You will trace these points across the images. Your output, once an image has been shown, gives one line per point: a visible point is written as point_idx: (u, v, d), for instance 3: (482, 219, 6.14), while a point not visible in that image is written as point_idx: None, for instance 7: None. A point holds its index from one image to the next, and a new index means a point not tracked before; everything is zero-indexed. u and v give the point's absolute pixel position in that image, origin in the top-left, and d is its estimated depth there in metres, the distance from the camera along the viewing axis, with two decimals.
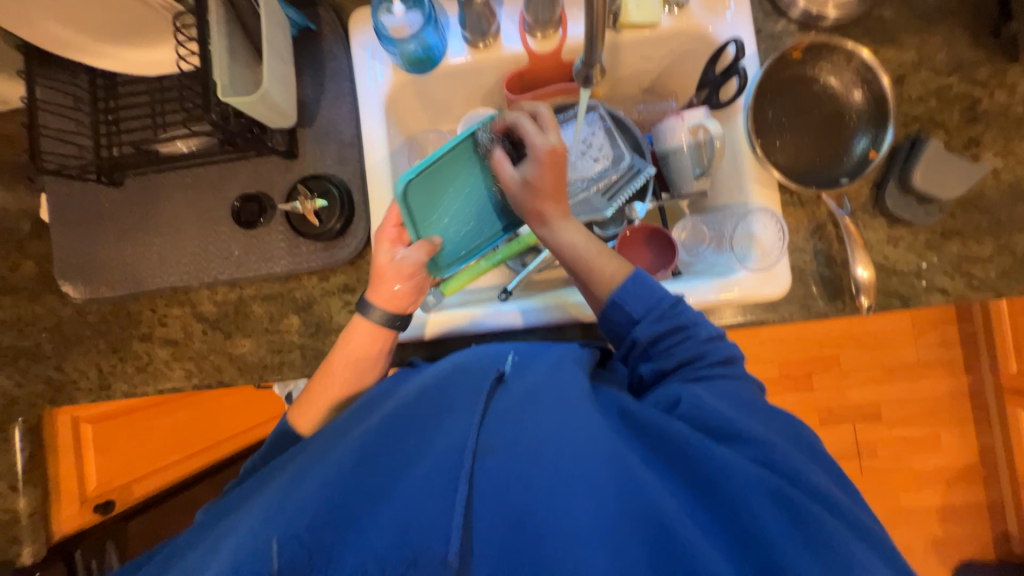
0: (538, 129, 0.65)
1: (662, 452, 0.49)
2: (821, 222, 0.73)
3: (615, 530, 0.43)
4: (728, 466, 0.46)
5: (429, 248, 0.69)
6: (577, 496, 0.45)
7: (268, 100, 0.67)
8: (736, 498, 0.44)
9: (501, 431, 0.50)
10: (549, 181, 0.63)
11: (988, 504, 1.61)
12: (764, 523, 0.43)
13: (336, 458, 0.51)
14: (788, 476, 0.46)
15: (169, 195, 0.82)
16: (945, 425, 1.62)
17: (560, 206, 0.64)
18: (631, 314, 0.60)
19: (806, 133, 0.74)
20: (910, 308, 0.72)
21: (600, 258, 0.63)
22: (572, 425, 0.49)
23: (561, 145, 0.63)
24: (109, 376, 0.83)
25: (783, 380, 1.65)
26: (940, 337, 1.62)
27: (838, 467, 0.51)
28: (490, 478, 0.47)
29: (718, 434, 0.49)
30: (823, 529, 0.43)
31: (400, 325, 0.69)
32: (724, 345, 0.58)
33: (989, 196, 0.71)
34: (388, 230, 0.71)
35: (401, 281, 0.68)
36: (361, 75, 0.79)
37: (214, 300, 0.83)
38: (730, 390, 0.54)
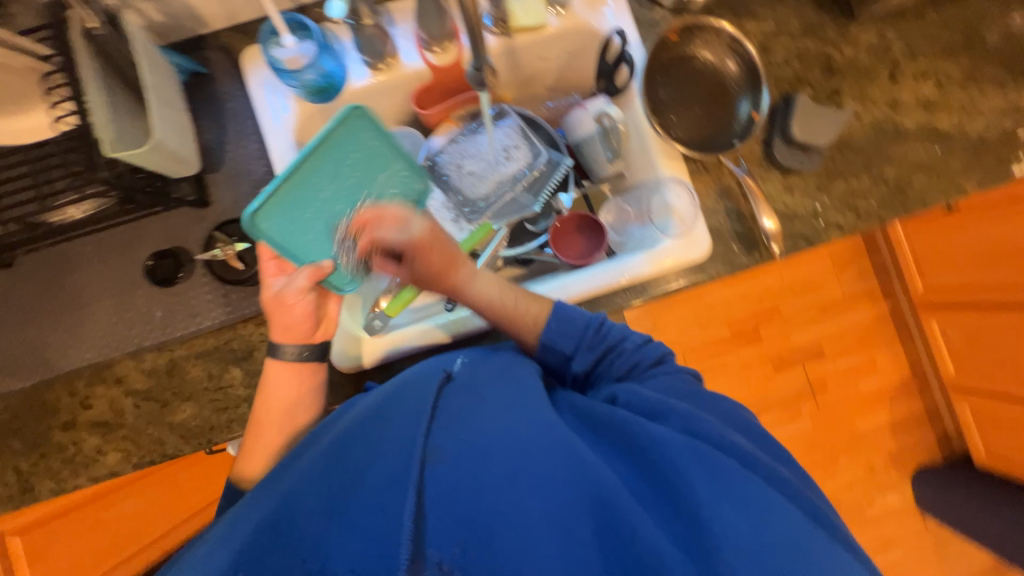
0: (399, 224, 0.68)
1: (605, 434, 0.52)
2: (726, 184, 0.80)
3: (561, 514, 0.44)
4: (665, 438, 0.48)
5: (314, 271, 0.67)
6: (524, 488, 0.46)
7: (165, 148, 0.63)
8: (670, 467, 0.46)
9: (450, 436, 0.50)
10: (434, 260, 0.67)
11: (927, 411, 1.79)
12: (693, 484, 0.45)
13: (282, 488, 0.50)
14: (723, 446, 0.48)
15: (73, 267, 0.76)
16: (878, 349, 1.79)
17: (458, 273, 0.67)
18: (562, 351, 0.62)
19: (697, 105, 0.80)
20: (815, 246, 0.79)
21: (519, 301, 0.64)
22: (521, 421, 0.50)
23: (428, 228, 0.68)
24: (33, 476, 0.75)
25: (734, 338, 1.75)
26: (858, 271, 1.79)
27: (758, 432, 0.54)
28: (440, 484, 0.47)
29: (656, 413, 0.51)
30: (755, 491, 0.45)
31: (312, 356, 0.69)
32: (654, 346, 0.62)
33: (857, 137, 0.81)
34: (269, 265, 0.70)
35: (293, 309, 0.67)
36: (262, 111, 0.77)
37: (142, 369, 0.76)
38: (666, 382, 0.57)
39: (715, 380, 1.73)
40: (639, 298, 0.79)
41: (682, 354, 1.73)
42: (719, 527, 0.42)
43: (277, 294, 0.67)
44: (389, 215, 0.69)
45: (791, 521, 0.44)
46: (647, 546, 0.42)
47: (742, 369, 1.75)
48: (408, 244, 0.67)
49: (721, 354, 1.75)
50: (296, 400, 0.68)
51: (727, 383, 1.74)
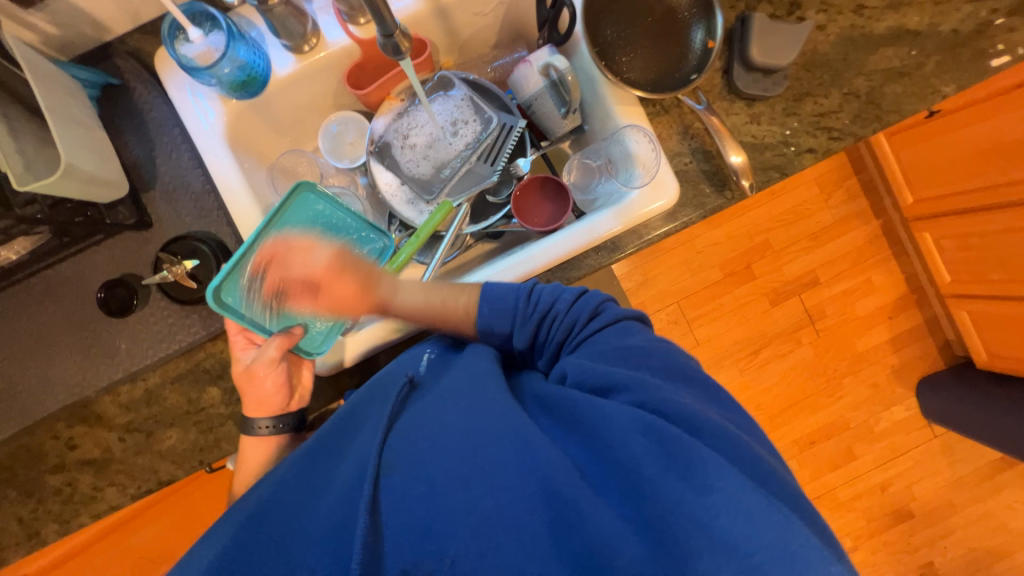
0: (305, 251, 0.65)
1: (559, 420, 0.52)
2: (688, 122, 0.75)
3: (512, 509, 0.44)
4: (607, 413, 0.47)
5: (284, 339, 0.65)
6: (475, 487, 0.46)
7: (77, 172, 0.59)
8: (615, 441, 0.46)
9: (405, 445, 0.50)
10: (344, 288, 0.62)
11: (927, 323, 1.79)
12: (637, 458, 0.44)
13: (241, 516, 0.49)
14: (669, 412, 0.46)
15: (25, 310, 0.73)
16: (873, 269, 1.77)
17: (379, 288, 0.64)
18: (501, 330, 0.61)
19: (649, 41, 0.74)
20: (788, 175, 0.75)
21: (446, 296, 0.63)
22: (472, 420, 0.50)
23: (332, 256, 0.64)
24: (36, 521, 0.75)
25: (728, 279, 1.73)
26: (847, 192, 1.75)
27: (710, 387, 0.52)
28: (396, 493, 0.47)
29: (603, 387, 0.50)
30: (701, 455, 0.43)
31: (289, 426, 0.68)
32: (590, 299, 0.60)
33: (822, 51, 0.75)
34: (238, 339, 0.68)
35: (264, 383, 0.65)
36: (186, 115, 0.71)
37: (119, 403, 0.75)
38: (606, 343, 0.55)
39: (714, 324, 1.72)
40: (614, 256, 0.75)
41: (677, 303, 1.71)
42: (659, 495, 0.42)
43: (248, 370, 0.65)
44: (288, 250, 0.65)
45: (738, 486, 0.41)
46: (596, 533, 0.42)
47: (739, 309, 1.73)
48: (315, 272, 0.64)
49: (717, 296, 1.73)
50: (269, 437, 0.66)
51: (726, 324, 1.73)
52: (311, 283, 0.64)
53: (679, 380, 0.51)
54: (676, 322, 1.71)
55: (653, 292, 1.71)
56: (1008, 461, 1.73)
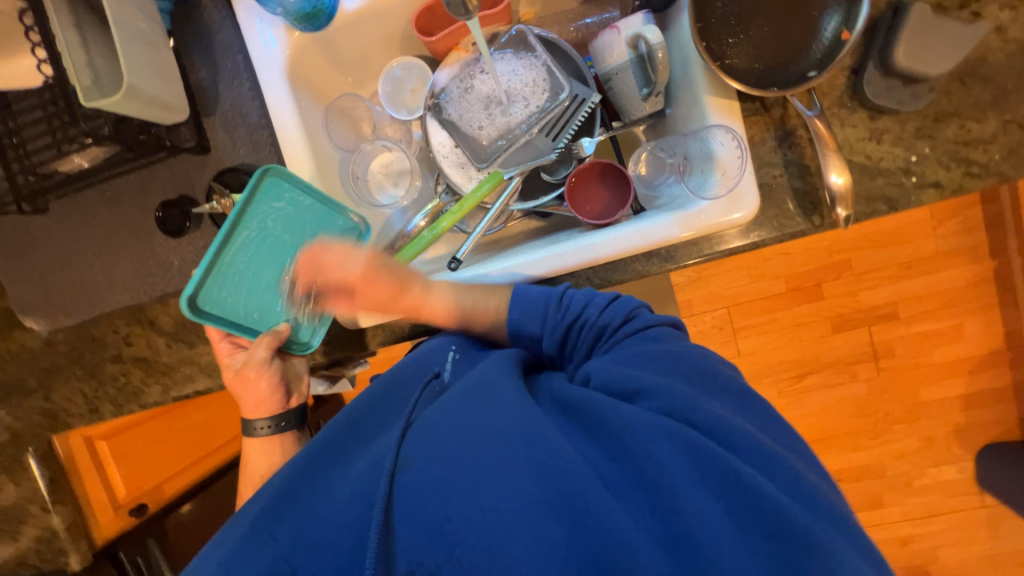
0: (342, 256, 0.63)
1: (580, 423, 0.49)
2: (791, 128, 0.64)
3: (530, 510, 0.42)
4: (628, 419, 0.45)
5: (271, 339, 0.66)
6: (492, 490, 0.44)
7: (137, 92, 0.60)
8: (640, 450, 0.43)
9: (420, 441, 0.49)
10: (381, 291, 0.63)
11: (1015, 387, 1.57)
12: (666, 468, 0.41)
13: (250, 513, 0.49)
14: (696, 421, 0.44)
15: (95, 213, 0.78)
16: (968, 315, 1.54)
17: (411, 290, 0.64)
18: (532, 335, 0.61)
19: (765, 22, 0.61)
20: (898, 211, 0.63)
21: (478, 296, 0.65)
22: (486, 415, 0.49)
23: (371, 260, 0.62)
24: (95, 399, 0.85)
25: (792, 294, 1.57)
26: (964, 222, 1.50)
27: (734, 394, 0.49)
28: (411, 490, 0.46)
29: (628, 392, 0.48)
30: (732, 468, 0.40)
31: (291, 423, 0.70)
32: (622, 304, 0.58)
33: (992, 61, 0.60)
34: (223, 345, 0.70)
35: (258, 383, 0.67)
36: (252, 42, 0.70)
37: (169, 314, 0.81)
38: (633, 348, 0.53)
39: (762, 338, 1.59)
40: (664, 266, 0.68)
41: (727, 308, 1.59)
42: (689, 506, 0.40)
43: (240, 374, 0.67)
44: (326, 256, 0.63)
45: (775, 497, 0.39)
46: (618, 543, 0.40)
47: (795, 328, 1.58)
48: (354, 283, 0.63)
49: (774, 310, 1.58)
50: (269, 436, 0.69)
51: (776, 341, 1.59)
52: (348, 288, 0.63)
53: (708, 386, 0.49)
54: (721, 328, 1.60)
55: (703, 293, 1.59)
56: None
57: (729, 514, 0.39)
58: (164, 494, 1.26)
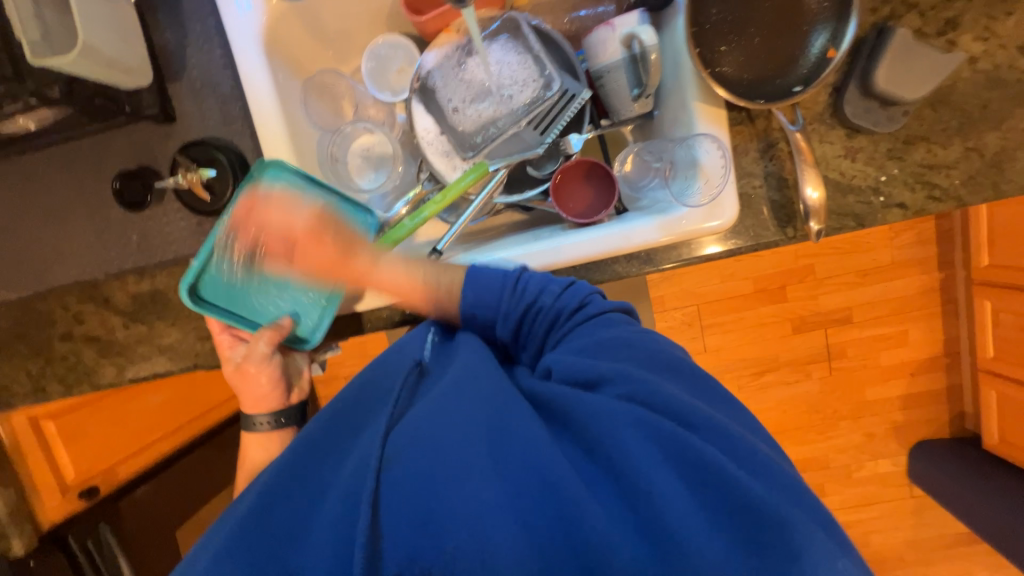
0: (284, 209, 0.60)
1: (552, 416, 0.49)
2: (773, 140, 0.66)
3: (507, 500, 0.42)
4: (590, 406, 0.46)
5: (274, 333, 0.66)
6: (469, 479, 0.43)
7: (96, 54, 0.55)
8: (607, 438, 0.44)
9: (401, 437, 0.48)
10: (320, 254, 0.58)
11: (948, 389, 1.70)
12: (633, 454, 0.42)
13: (234, 516, 0.47)
14: (654, 404, 0.45)
15: (42, 178, 0.71)
16: (914, 322, 1.65)
17: (358, 258, 0.60)
18: (485, 320, 0.60)
19: (758, 32, 0.62)
20: (865, 227, 0.66)
21: (428, 274, 0.61)
22: (460, 405, 0.49)
23: (320, 211, 0.60)
24: (41, 378, 0.79)
25: (758, 295, 1.63)
26: (917, 235, 1.59)
27: (690, 378, 0.51)
28: (394, 488, 0.44)
29: (591, 381, 0.49)
30: (691, 448, 0.42)
31: (290, 417, 0.70)
32: (576, 291, 0.58)
33: (962, 90, 0.63)
34: (224, 337, 0.70)
35: (258, 378, 0.68)
36: (225, 4, 0.65)
37: (126, 292, 0.76)
38: (586, 336, 0.54)
39: (728, 336, 1.66)
40: (643, 267, 0.70)
41: (697, 306, 1.64)
42: (658, 490, 0.40)
43: (240, 368, 0.68)
44: (274, 205, 0.59)
45: (734, 474, 0.40)
46: (597, 533, 0.39)
47: (759, 328, 1.65)
48: (296, 225, 0.59)
49: (741, 309, 1.64)
50: (270, 431, 0.69)
51: (740, 339, 1.66)
52: (287, 241, 0.60)
53: (668, 373, 0.50)
54: (690, 325, 1.66)
55: (675, 289, 1.63)
56: (974, 538, 1.72)
57: (694, 492, 0.40)
58: (117, 476, 1.18)
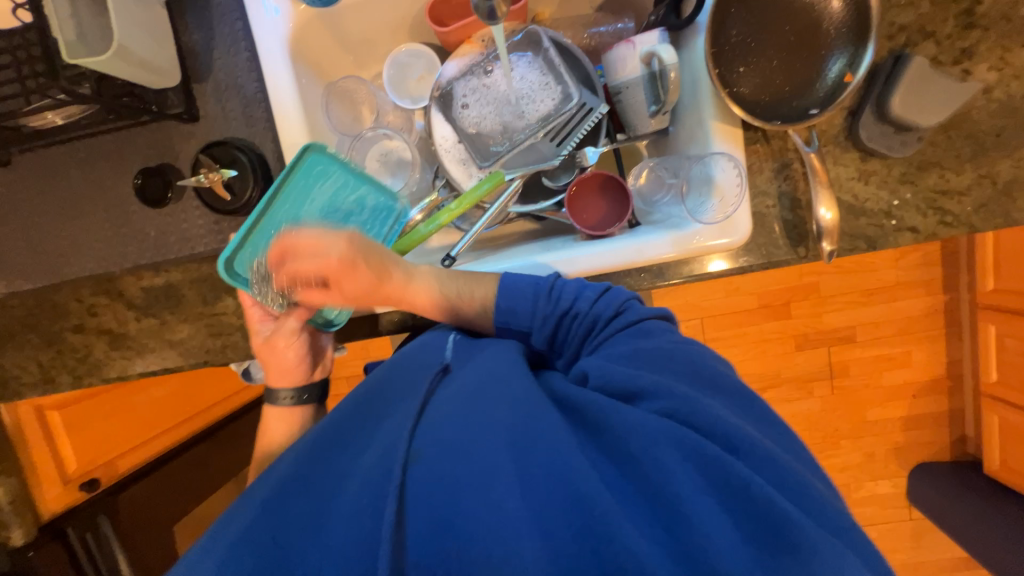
0: (313, 250, 0.60)
1: (582, 424, 0.50)
2: (787, 161, 0.67)
3: (539, 509, 0.43)
4: (629, 421, 0.46)
5: (303, 312, 0.67)
6: (500, 485, 0.44)
7: (127, 54, 0.57)
8: (644, 453, 0.44)
9: (431, 435, 0.48)
10: (363, 282, 0.61)
11: (950, 412, 1.70)
12: (670, 472, 0.43)
13: (257, 500, 0.48)
14: (696, 424, 0.45)
15: (64, 172, 0.72)
16: (917, 343, 1.66)
17: (393, 275, 0.63)
18: (520, 327, 0.61)
19: (776, 55, 0.63)
20: (877, 250, 0.66)
21: (463, 286, 0.64)
22: (493, 409, 0.49)
23: (346, 245, 0.61)
24: (51, 369, 0.80)
25: (762, 310, 1.64)
26: (923, 257, 1.60)
27: (732, 390, 0.52)
28: (420, 484, 0.45)
29: (629, 393, 0.49)
30: (731, 471, 0.42)
31: (313, 395, 0.70)
32: (611, 299, 0.59)
33: (975, 118, 0.64)
34: (254, 310, 0.69)
35: (286, 353, 0.67)
36: (253, 10, 0.66)
37: (141, 286, 0.77)
38: (623, 345, 0.55)
39: (731, 350, 1.66)
40: (654, 281, 0.70)
41: (701, 319, 1.65)
42: (694, 514, 0.41)
43: (269, 341, 0.67)
44: (304, 244, 0.60)
45: (768, 498, 0.41)
46: (629, 549, 0.39)
47: (762, 343, 1.66)
48: (332, 261, 0.60)
49: (745, 324, 1.65)
50: (291, 407, 0.69)
51: (743, 354, 1.66)
52: (321, 277, 0.61)
53: (705, 387, 0.50)
54: (693, 338, 1.66)
55: (680, 302, 1.64)
56: (972, 562, 1.71)
57: (732, 517, 0.41)
58: (119, 468, 1.19)
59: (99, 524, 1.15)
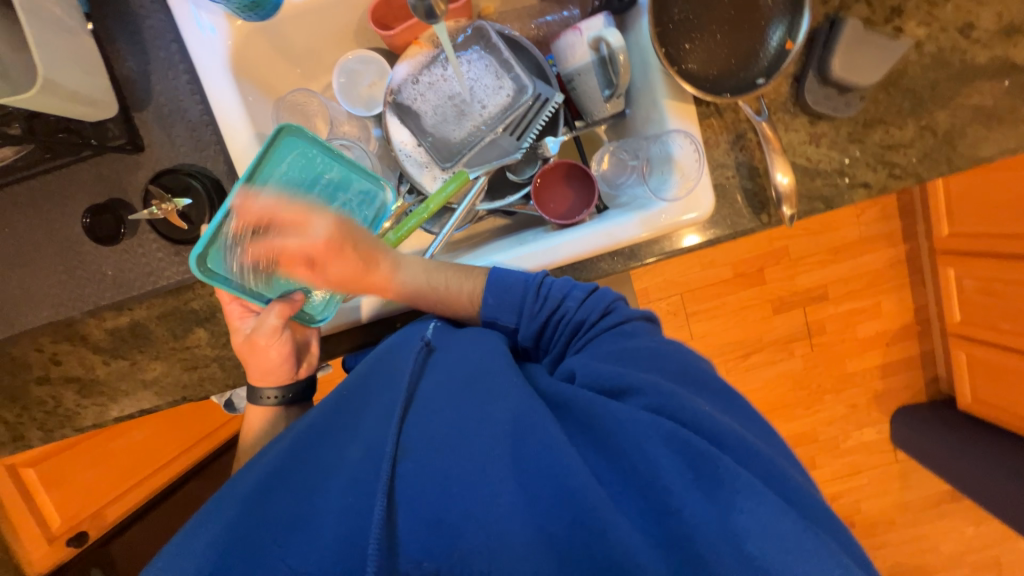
0: (298, 229, 0.62)
1: (571, 418, 0.51)
2: (741, 131, 0.68)
3: (529, 509, 0.44)
4: (620, 417, 0.47)
5: (284, 308, 0.64)
6: (490, 485, 0.45)
7: (56, 88, 0.54)
8: (633, 447, 0.45)
9: (420, 439, 0.49)
10: (344, 267, 0.62)
11: (922, 355, 1.78)
12: (659, 466, 0.44)
13: (240, 493, 0.47)
14: (685, 417, 0.47)
15: (5, 220, 0.69)
16: (885, 294, 1.73)
17: (379, 267, 0.64)
18: (507, 323, 0.62)
19: (719, 30, 0.64)
20: (835, 208, 0.69)
21: (451, 279, 0.64)
22: (484, 411, 0.50)
23: (333, 227, 0.62)
24: (19, 426, 0.76)
25: (737, 280, 1.68)
26: (881, 211, 1.67)
27: (698, 379, 0.53)
28: (411, 481, 0.46)
29: (619, 388, 0.50)
30: (719, 465, 0.43)
31: (297, 394, 0.68)
32: (600, 297, 0.60)
33: (911, 73, 0.66)
34: (234, 307, 0.66)
35: (268, 352, 0.65)
36: (188, 31, 0.64)
37: (104, 328, 0.74)
38: (610, 344, 0.56)
39: (712, 322, 1.70)
40: (627, 263, 0.71)
41: (681, 295, 1.68)
42: (680, 504, 0.42)
43: (250, 339, 0.64)
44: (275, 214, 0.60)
45: (750, 486, 0.42)
46: (616, 539, 0.41)
47: (741, 311, 1.70)
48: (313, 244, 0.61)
49: (722, 294, 1.69)
50: (274, 407, 0.67)
51: (725, 324, 1.71)
52: (308, 258, 0.62)
53: (691, 385, 0.52)
54: (675, 314, 1.69)
55: (658, 281, 1.67)
56: (957, 495, 1.80)
57: (710, 496, 0.42)
58: (106, 519, 1.18)
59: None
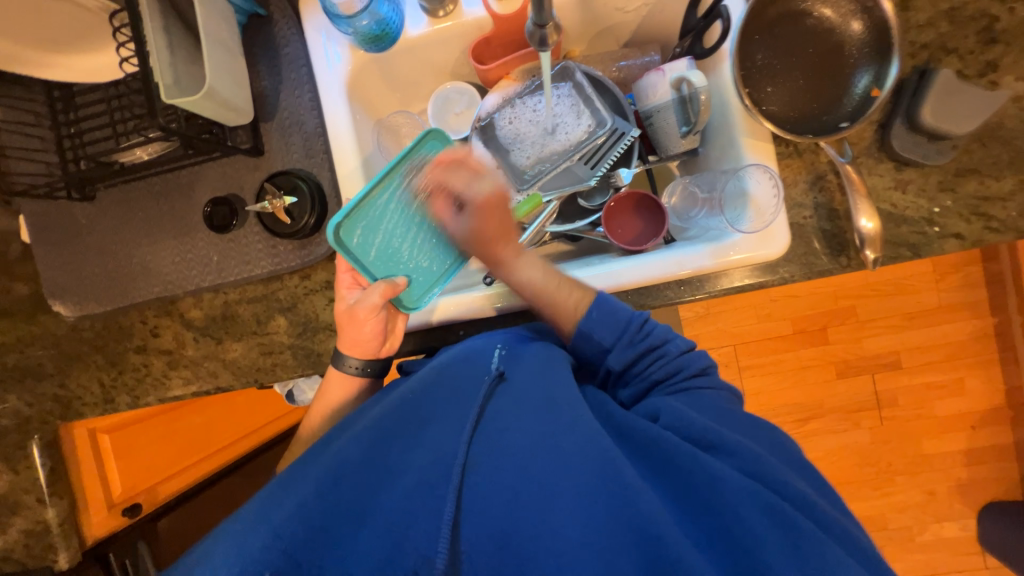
0: (471, 174, 0.68)
1: (650, 460, 0.50)
2: (821, 172, 0.68)
3: (602, 543, 0.44)
4: (712, 473, 0.46)
5: (388, 289, 0.66)
6: (563, 511, 0.46)
7: (215, 95, 0.64)
8: (727, 508, 0.44)
9: (494, 452, 0.51)
10: (491, 225, 0.68)
11: (1016, 445, 1.57)
12: (750, 530, 0.43)
13: (313, 474, 0.52)
14: (780, 491, 0.46)
15: (141, 204, 0.80)
16: (969, 370, 1.57)
17: (508, 248, 0.68)
18: (601, 342, 0.62)
19: (801, 76, 0.67)
20: (922, 257, 0.66)
21: (561, 288, 0.65)
22: (559, 438, 0.50)
23: (496, 189, 0.68)
24: (112, 389, 0.84)
25: (798, 336, 1.59)
26: (965, 278, 1.55)
27: (778, 440, 0.53)
28: (483, 491, 0.49)
29: (704, 442, 0.50)
30: (816, 546, 0.42)
31: (375, 371, 0.71)
32: (699, 356, 0.61)
33: (1009, 126, 0.65)
34: (344, 277, 0.71)
35: (364, 326, 0.68)
36: (318, 59, 0.75)
37: (200, 308, 0.82)
38: (705, 402, 0.56)
39: (768, 379, 1.60)
40: (695, 293, 0.71)
41: (735, 346, 1.61)
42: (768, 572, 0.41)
43: (352, 309, 0.67)
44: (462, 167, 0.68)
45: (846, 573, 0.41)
46: None
47: (800, 370, 1.60)
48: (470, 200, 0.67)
49: (781, 350, 1.60)
50: (355, 377, 0.70)
51: (782, 383, 1.60)
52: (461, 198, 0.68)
53: (781, 457, 0.52)
54: (727, 365, 1.62)
55: (711, 329, 1.61)
56: None
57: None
58: (157, 495, 1.22)
59: (139, 550, 1.16)
